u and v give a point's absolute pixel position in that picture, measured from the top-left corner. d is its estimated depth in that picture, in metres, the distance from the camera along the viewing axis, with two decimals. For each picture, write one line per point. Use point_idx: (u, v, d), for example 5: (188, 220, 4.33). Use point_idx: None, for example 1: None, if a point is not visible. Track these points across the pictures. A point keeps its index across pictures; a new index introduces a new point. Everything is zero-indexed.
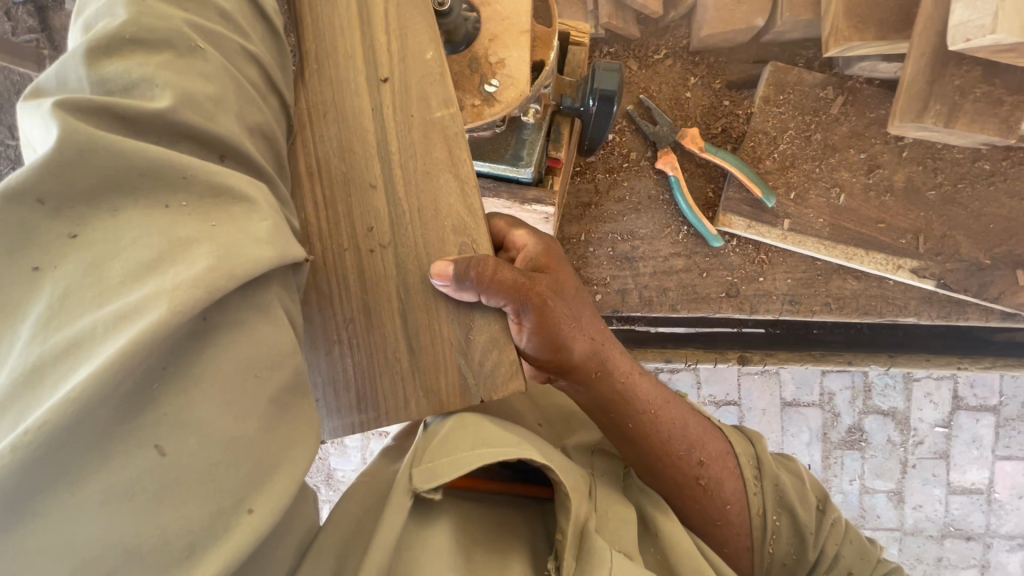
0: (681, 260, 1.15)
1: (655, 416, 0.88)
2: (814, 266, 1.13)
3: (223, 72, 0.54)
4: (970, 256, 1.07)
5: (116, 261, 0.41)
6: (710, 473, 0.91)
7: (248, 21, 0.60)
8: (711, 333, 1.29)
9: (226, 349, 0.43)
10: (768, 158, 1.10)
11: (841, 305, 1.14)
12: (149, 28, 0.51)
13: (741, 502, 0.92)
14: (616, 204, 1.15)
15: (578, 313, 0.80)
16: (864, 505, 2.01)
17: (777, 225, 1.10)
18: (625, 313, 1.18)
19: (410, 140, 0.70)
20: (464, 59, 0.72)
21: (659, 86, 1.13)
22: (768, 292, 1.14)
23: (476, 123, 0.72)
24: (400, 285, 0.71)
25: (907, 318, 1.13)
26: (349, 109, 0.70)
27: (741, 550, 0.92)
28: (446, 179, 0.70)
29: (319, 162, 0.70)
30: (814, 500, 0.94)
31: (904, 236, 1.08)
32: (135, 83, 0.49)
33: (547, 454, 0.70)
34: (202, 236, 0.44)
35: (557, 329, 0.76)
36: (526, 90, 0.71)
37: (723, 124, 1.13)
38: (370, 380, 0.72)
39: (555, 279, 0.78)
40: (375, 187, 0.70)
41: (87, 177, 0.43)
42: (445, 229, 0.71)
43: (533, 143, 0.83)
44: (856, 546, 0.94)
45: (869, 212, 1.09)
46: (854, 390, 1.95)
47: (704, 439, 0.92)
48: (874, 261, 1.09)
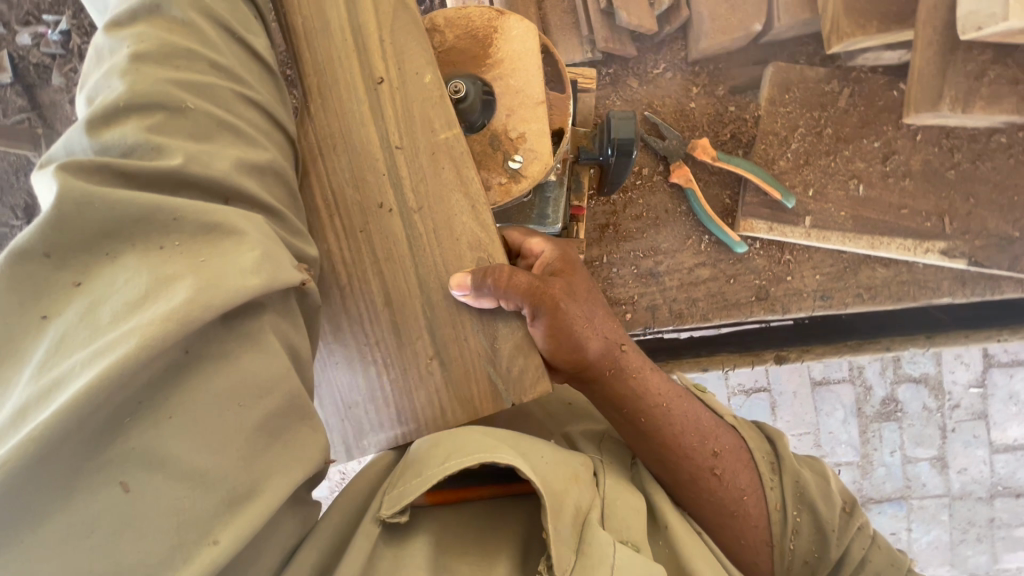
0: (707, 269, 1.15)
1: (674, 411, 0.82)
2: (841, 259, 1.12)
3: (214, 124, 0.53)
4: (998, 230, 1.06)
5: (107, 303, 0.41)
6: (725, 464, 0.84)
7: (239, 68, 0.58)
8: (741, 334, 1.27)
9: (210, 378, 0.44)
10: (781, 158, 1.09)
11: (873, 295, 1.12)
12: (146, 91, 0.50)
13: (758, 494, 0.85)
14: (635, 222, 1.15)
15: (597, 314, 0.67)
16: (908, 476, 1.99)
17: (800, 224, 1.10)
18: (656, 329, 1.17)
19: (419, 163, 0.63)
20: (483, 137, 0.68)
21: (662, 100, 1.13)
22: (798, 291, 1.13)
23: (506, 202, 0.68)
24: (426, 305, 0.62)
25: (941, 299, 1.12)
26: (360, 140, 0.64)
27: (759, 545, 0.84)
28: (458, 198, 0.62)
29: (337, 197, 0.63)
30: (837, 497, 0.87)
31: (928, 219, 1.07)
32: (134, 148, 0.48)
33: (539, 458, 0.65)
34: (186, 271, 0.44)
35: (574, 332, 0.63)
36: (551, 162, 0.67)
37: (731, 131, 1.12)
38: (404, 395, 0.63)
39: (574, 278, 0.67)
40: (393, 217, 0.63)
41: (82, 227, 0.44)
42: (463, 247, 0.62)
43: (556, 200, 0.81)
44: (885, 552, 0.85)
45: (890, 199, 1.08)
46: (883, 362, 1.94)
47: (717, 431, 0.86)
48: (900, 247, 1.08)
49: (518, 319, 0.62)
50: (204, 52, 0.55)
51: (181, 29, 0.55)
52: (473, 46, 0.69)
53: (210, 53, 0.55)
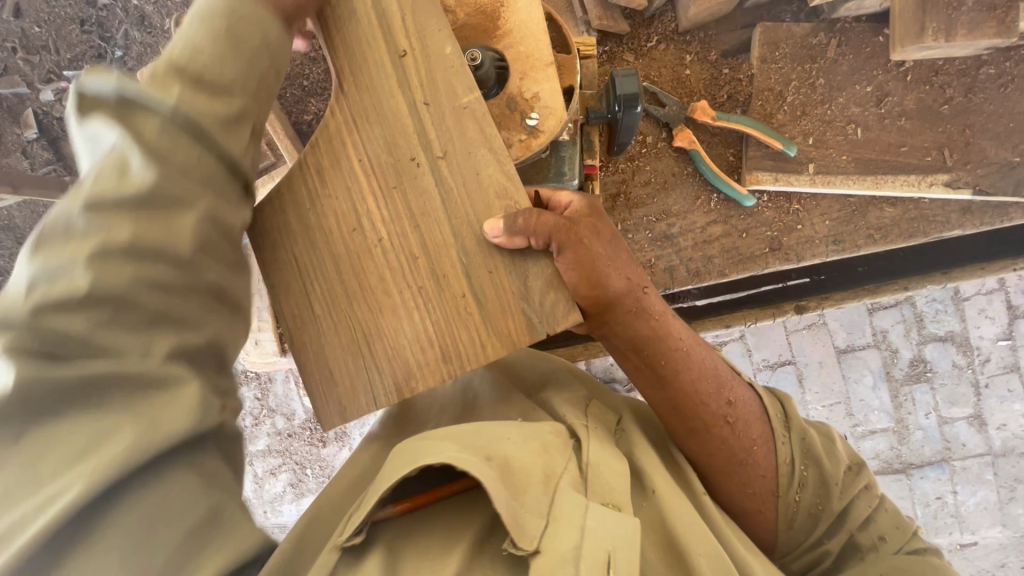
0: (718, 226, 1.19)
1: (695, 353, 0.81)
2: (848, 203, 1.16)
3: (161, 325, 0.55)
4: (998, 157, 1.10)
5: (53, 453, 0.48)
6: (738, 413, 0.83)
7: (199, 255, 0.58)
8: (759, 292, 1.33)
9: (143, 498, 0.51)
10: (778, 112, 1.14)
11: (884, 235, 1.15)
12: (102, 287, 0.51)
13: (768, 444, 0.85)
14: (644, 188, 1.20)
15: (616, 254, 0.70)
16: (947, 437, 1.98)
17: (803, 172, 1.14)
18: (675, 289, 1.21)
19: (445, 125, 0.67)
20: (500, 100, 0.73)
21: (659, 70, 1.19)
22: (811, 238, 1.17)
23: (526, 156, 0.73)
24: (460, 252, 0.66)
25: (952, 232, 1.14)
26: (390, 110, 0.68)
27: (765, 494, 0.84)
28: (483, 153, 0.66)
29: (373, 164, 0.68)
30: (841, 456, 0.89)
31: (930, 153, 1.11)
32: (71, 347, 0.50)
33: (500, 439, 0.69)
34: (124, 423, 0.50)
35: (597, 267, 0.66)
36: (565, 116, 0.72)
37: (728, 92, 1.17)
38: (450, 332, 0.66)
39: (600, 221, 0.70)
40: (424, 174, 0.67)
41: (28, 400, 0.48)
42: (489, 196, 0.66)
43: (572, 157, 0.84)
44: (891, 515, 0.87)
45: (889, 139, 1.12)
46: (906, 323, 1.95)
47: (732, 381, 0.85)
48: (905, 184, 1.12)
49: (546, 258, 0.65)
50: (172, 246, 0.56)
51: (149, 213, 0.55)
52: (483, 21, 0.75)
53: (176, 245, 0.56)
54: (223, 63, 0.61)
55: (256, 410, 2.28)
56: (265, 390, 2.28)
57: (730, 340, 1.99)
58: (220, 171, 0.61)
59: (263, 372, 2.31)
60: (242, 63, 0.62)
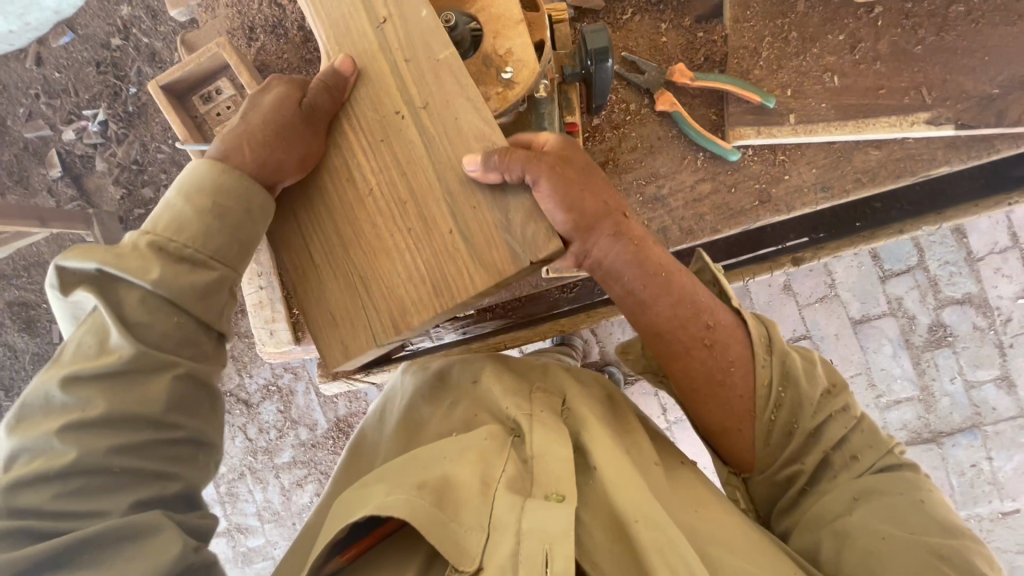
0: (708, 184, 1.22)
1: (674, 277, 0.86)
2: (833, 149, 1.18)
3: (129, 477, 0.68)
4: (978, 91, 1.11)
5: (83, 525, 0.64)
6: (717, 335, 0.89)
7: (169, 410, 0.71)
8: (760, 254, 1.41)
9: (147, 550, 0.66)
10: (755, 68, 1.18)
11: (872, 177, 1.17)
12: (106, 434, 0.68)
13: (747, 366, 0.90)
14: (631, 153, 1.24)
15: (592, 181, 0.75)
16: (975, 401, 2.16)
17: (785, 123, 1.17)
18: (671, 249, 1.24)
19: (424, 79, 0.72)
20: (476, 59, 0.78)
21: (636, 40, 1.23)
22: (799, 187, 1.19)
23: (504, 108, 0.78)
24: (445, 196, 0.72)
25: (940, 169, 1.15)
26: (375, 71, 0.75)
27: (743, 413, 0.90)
28: (461, 102, 0.71)
29: (363, 122, 0.76)
30: (819, 380, 0.93)
31: (908, 94, 1.13)
32: (78, 480, 0.66)
33: (441, 461, 0.85)
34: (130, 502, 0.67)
35: (575, 190, 0.70)
36: (538, 67, 0.77)
37: (704, 54, 1.21)
38: (440, 267, 0.72)
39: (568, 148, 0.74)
40: (409, 125, 0.73)
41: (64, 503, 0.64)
42: (469, 139, 0.70)
43: (551, 113, 0.89)
44: (868, 435, 0.91)
45: (866, 83, 1.15)
46: (921, 288, 2.15)
47: (713, 306, 0.90)
48: (886, 125, 1.14)
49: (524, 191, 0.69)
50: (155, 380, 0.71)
51: (120, 383, 0.69)
52: None
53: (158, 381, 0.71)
54: (208, 234, 0.74)
55: (280, 422, 2.51)
56: (287, 403, 2.49)
57: None
58: (191, 326, 0.74)
59: (285, 384, 2.48)
60: (225, 233, 0.74)
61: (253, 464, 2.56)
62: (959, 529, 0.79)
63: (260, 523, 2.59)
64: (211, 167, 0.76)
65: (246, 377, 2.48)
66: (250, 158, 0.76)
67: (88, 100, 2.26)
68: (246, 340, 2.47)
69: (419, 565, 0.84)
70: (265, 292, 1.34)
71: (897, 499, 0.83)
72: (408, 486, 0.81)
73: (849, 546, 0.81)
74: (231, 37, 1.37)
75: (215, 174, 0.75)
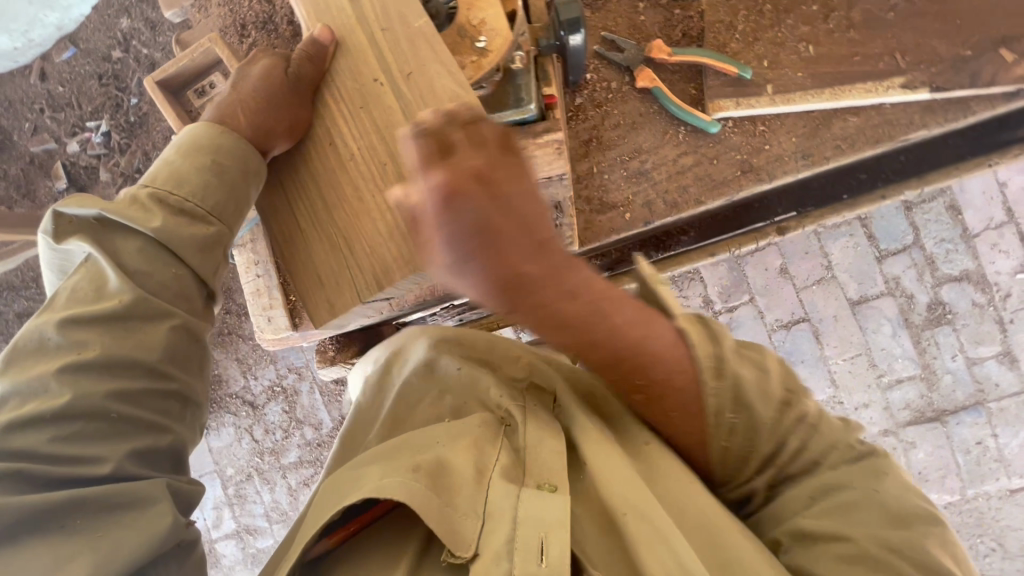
0: (689, 156, 1.25)
1: (600, 336, 0.81)
2: (812, 118, 1.20)
3: (125, 423, 0.79)
4: (950, 54, 1.14)
5: (78, 454, 0.74)
6: (653, 378, 0.85)
7: (164, 359, 0.83)
8: (749, 228, 1.48)
9: (139, 491, 0.76)
10: (731, 42, 1.22)
11: (851, 143, 1.19)
12: (103, 375, 0.78)
13: (693, 394, 0.87)
14: (615, 130, 1.26)
15: (493, 235, 0.72)
16: (978, 378, 2.16)
17: (763, 93, 1.20)
18: (657, 223, 1.26)
19: (401, 46, 0.82)
20: (452, 31, 0.84)
21: (615, 19, 1.27)
22: (779, 156, 1.22)
23: (480, 75, 0.85)
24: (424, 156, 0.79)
25: (918, 133, 1.17)
26: (353, 42, 0.84)
27: (687, 435, 0.91)
28: (435, 66, 0.80)
29: (341, 91, 0.85)
30: (774, 394, 0.89)
31: (882, 60, 1.16)
32: (75, 415, 0.76)
33: (432, 446, 0.90)
34: (124, 443, 0.78)
35: (471, 266, 0.73)
36: (511, 36, 0.83)
37: (681, 30, 1.25)
38: (413, 228, 0.79)
39: (455, 242, 0.71)
40: (384, 89, 0.81)
41: (65, 430, 0.75)
42: (446, 98, 0.80)
43: (527, 84, 0.99)
44: (828, 435, 0.91)
45: (839, 51, 1.18)
46: (917, 267, 2.15)
47: (647, 335, 0.83)
48: (863, 92, 1.16)
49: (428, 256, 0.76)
50: (153, 334, 0.82)
51: (120, 329, 0.80)
52: None
53: (155, 335, 0.82)
54: (207, 190, 0.86)
55: (285, 422, 2.54)
56: (291, 403, 2.53)
57: (742, 304, 2.24)
58: (192, 277, 0.87)
59: (289, 385, 2.51)
60: (221, 189, 0.86)
61: (260, 465, 2.59)
62: (915, 519, 0.83)
63: (268, 525, 2.61)
64: (207, 127, 0.89)
65: (250, 379, 2.52)
66: (244, 122, 0.88)
67: (90, 112, 2.33)
68: (250, 341, 2.50)
69: (414, 551, 0.86)
70: (262, 281, 1.37)
71: (848, 493, 0.87)
72: (404, 469, 0.84)
73: (813, 551, 0.84)
74: (223, 35, 1.41)
75: (213, 136, 0.88)
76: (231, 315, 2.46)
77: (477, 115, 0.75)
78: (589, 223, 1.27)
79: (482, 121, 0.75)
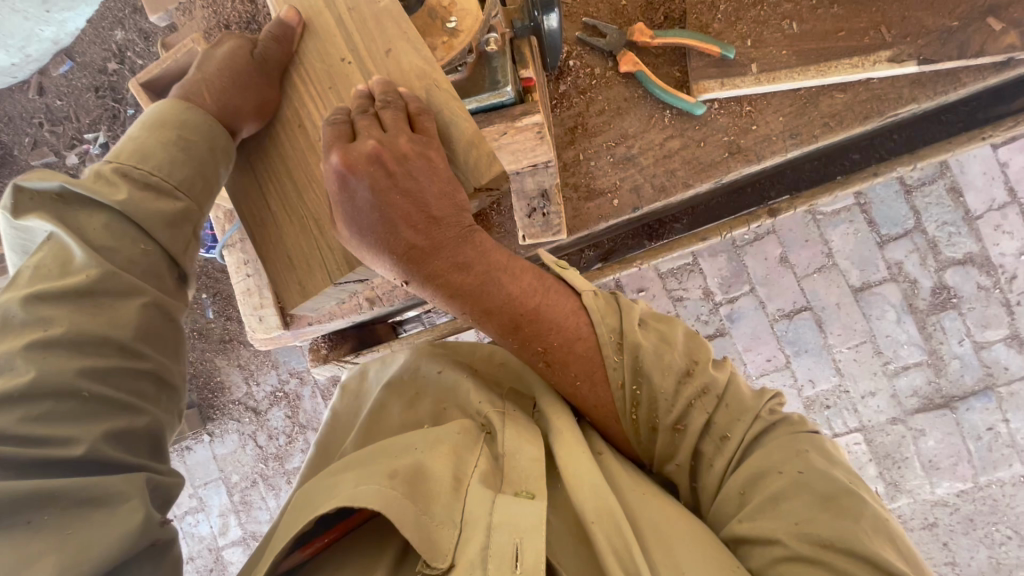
0: (676, 140, 1.23)
1: (489, 302, 0.99)
2: (799, 97, 1.19)
3: (100, 402, 0.78)
4: (938, 25, 1.12)
5: (49, 433, 0.73)
6: (556, 354, 1.00)
7: (137, 337, 0.83)
8: (741, 208, 1.50)
9: (115, 482, 0.75)
10: (713, 23, 1.20)
11: (840, 121, 1.18)
12: (74, 351, 0.77)
13: (596, 362, 1.00)
14: (599, 116, 1.25)
15: (403, 217, 0.91)
16: (986, 362, 2.12)
17: (748, 73, 1.18)
18: (646, 208, 1.25)
19: (367, 26, 0.93)
20: (423, 14, 0.94)
21: (596, 7, 1.27)
22: (768, 137, 1.20)
23: (450, 54, 0.93)
24: (394, 111, 0.87)
25: (908, 108, 1.16)
26: (321, 26, 0.96)
27: (605, 408, 1.01)
28: (402, 43, 0.91)
29: (311, 72, 0.97)
30: (673, 366, 0.99)
31: (868, 34, 1.14)
32: (45, 393, 0.74)
33: (409, 451, 0.88)
34: (98, 424, 0.77)
35: (381, 237, 0.91)
36: (478, 14, 0.91)
37: (664, 13, 1.26)
38: (368, 209, 0.89)
39: (365, 215, 0.89)
40: (352, 70, 0.94)
41: (35, 410, 0.73)
42: (411, 76, 0.91)
43: (502, 67, 1.02)
44: (732, 407, 0.98)
45: (825, 28, 1.16)
46: (919, 251, 2.12)
47: (545, 307, 1.01)
48: (851, 68, 1.14)
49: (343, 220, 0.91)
50: (126, 317, 0.83)
51: (90, 307, 0.80)
52: None
53: (129, 318, 0.83)
54: (173, 164, 0.92)
55: (288, 427, 2.54)
56: (295, 407, 2.52)
57: (743, 295, 2.21)
58: (163, 258, 0.90)
59: (292, 390, 2.51)
60: (189, 164, 0.92)
61: (265, 470, 2.59)
62: (843, 498, 0.83)
63: None
64: (174, 106, 0.96)
65: (252, 385, 2.53)
66: (211, 102, 0.96)
67: (89, 124, 2.35)
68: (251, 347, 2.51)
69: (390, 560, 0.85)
70: (253, 279, 1.36)
71: (776, 478, 0.88)
72: (380, 476, 0.83)
73: (753, 551, 0.86)
74: (207, 37, 1.41)
75: (180, 114, 0.95)
76: (231, 322, 2.46)
77: (390, 101, 0.88)
78: (577, 211, 1.26)
79: (391, 107, 0.87)
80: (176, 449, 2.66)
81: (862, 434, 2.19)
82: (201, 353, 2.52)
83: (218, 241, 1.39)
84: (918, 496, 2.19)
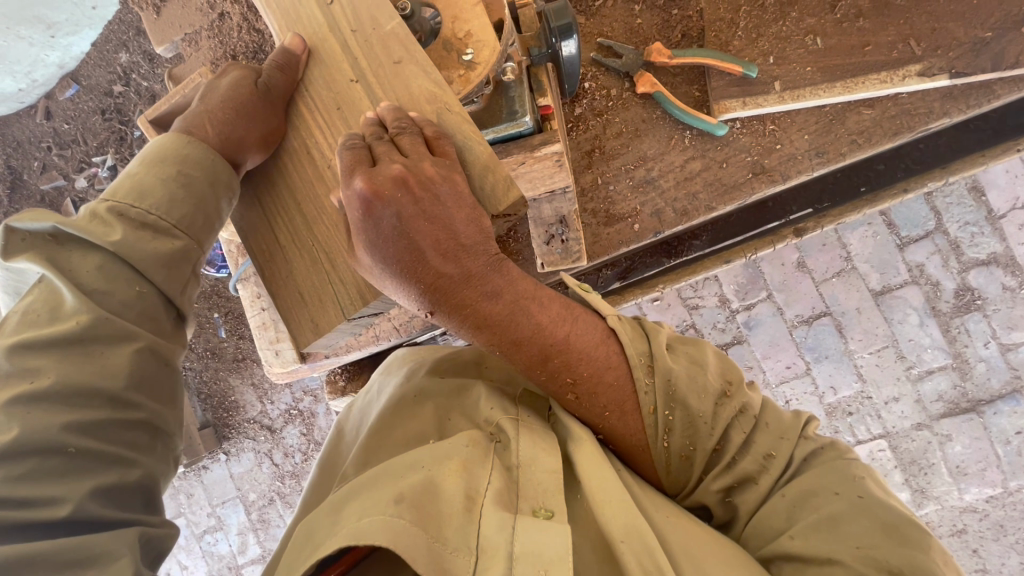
0: (697, 161, 1.19)
1: (518, 332, 0.94)
2: (824, 113, 1.15)
3: (87, 459, 0.76)
4: (969, 37, 1.08)
5: (35, 494, 0.72)
6: (584, 386, 0.97)
7: (128, 387, 0.81)
8: (763, 227, 1.47)
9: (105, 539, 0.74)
10: (734, 40, 1.17)
11: (867, 138, 1.14)
12: (60, 406, 0.76)
13: (626, 390, 0.97)
14: (616, 139, 1.22)
15: (431, 245, 0.87)
16: (1014, 364, 2.06)
17: (771, 91, 1.15)
18: (668, 232, 1.22)
19: (374, 51, 0.90)
20: (437, 46, 0.91)
21: (611, 26, 1.23)
22: (793, 156, 1.16)
23: (467, 88, 0.90)
24: (411, 138, 0.84)
25: (940, 122, 1.12)
26: (326, 52, 0.93)
27: (635, 435, 0.97)
28: (412, 68, 0.88)
29: (319, 102, 0.95)
30: (707, 388, 0.96)
31: (895, 47, 1.11)
32: (33, 450, 0.73)
33: (417, 468, 0.86)
34: (86, 481, 0.75)
35: (410, 267, 0.87)
36: (496, 46, 0.89)
37: (681, 31, 1.22)
38: (391, 239, 0.85)
39: (390, 244, 0.85)
40: (363, 100, 0.91)
41: (20, 470, 0.72)
42: (422, 102, 0.88)
43: (520, 96, 0.99)
44: (772, 428, 0.96)
45: (850, 42, 1.13)
46: (941, 253, 2.06)
47: (576, 337, 0.98)
48: (878, 83, 1.11)
49: (365, 250, 0.86)
50: (120, 367, 0.81)
51: (78, 357, 0.78)
52: None
53: (125, 367, 0.81)
54: (174, 198, 0.89)
55: (303, 445, 2.53)
56: (310, 425, 2.51)
57: (761, 301, 2.17)
58: (160, 299, 0.88)
59: (306, 408, 2.50)
60: (189, 201, 0.90)
61: (282, 488, 2.58)
62: (906, 527, 0.80)
63: None
64: (177, 138, 0.93)
65: (268, 403, 2.52)
66: (213, 133, 0.93)
67: (96, 147, 2.34)
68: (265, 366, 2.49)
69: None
70: (268, 314, 1.35)
71: (833, 499, 0.86)
72: (386, 500, 0.80)
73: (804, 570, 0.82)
74: (214, 68, 1.37)
75: (182, 148, 0.92)
76: (243, 341, 2.45)
77: (405, 127, 0.85)
78: (597, 236, 1.23)
79: (407, 133, 0.85)
80: (191, 468, 2.65)
81: (886, 441, 2.15)
82: (214, 372, 2.51)
83: (231, 274, 1.36)
84: (946, 502, 2.14)
